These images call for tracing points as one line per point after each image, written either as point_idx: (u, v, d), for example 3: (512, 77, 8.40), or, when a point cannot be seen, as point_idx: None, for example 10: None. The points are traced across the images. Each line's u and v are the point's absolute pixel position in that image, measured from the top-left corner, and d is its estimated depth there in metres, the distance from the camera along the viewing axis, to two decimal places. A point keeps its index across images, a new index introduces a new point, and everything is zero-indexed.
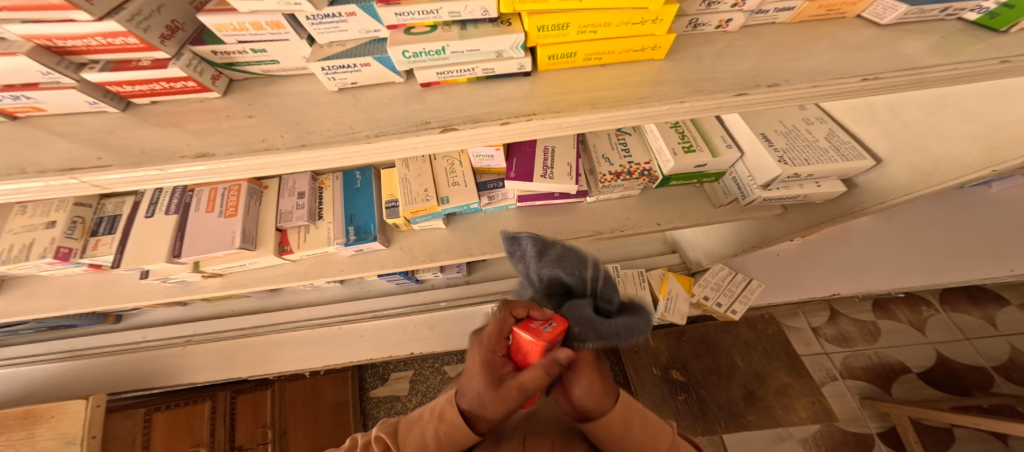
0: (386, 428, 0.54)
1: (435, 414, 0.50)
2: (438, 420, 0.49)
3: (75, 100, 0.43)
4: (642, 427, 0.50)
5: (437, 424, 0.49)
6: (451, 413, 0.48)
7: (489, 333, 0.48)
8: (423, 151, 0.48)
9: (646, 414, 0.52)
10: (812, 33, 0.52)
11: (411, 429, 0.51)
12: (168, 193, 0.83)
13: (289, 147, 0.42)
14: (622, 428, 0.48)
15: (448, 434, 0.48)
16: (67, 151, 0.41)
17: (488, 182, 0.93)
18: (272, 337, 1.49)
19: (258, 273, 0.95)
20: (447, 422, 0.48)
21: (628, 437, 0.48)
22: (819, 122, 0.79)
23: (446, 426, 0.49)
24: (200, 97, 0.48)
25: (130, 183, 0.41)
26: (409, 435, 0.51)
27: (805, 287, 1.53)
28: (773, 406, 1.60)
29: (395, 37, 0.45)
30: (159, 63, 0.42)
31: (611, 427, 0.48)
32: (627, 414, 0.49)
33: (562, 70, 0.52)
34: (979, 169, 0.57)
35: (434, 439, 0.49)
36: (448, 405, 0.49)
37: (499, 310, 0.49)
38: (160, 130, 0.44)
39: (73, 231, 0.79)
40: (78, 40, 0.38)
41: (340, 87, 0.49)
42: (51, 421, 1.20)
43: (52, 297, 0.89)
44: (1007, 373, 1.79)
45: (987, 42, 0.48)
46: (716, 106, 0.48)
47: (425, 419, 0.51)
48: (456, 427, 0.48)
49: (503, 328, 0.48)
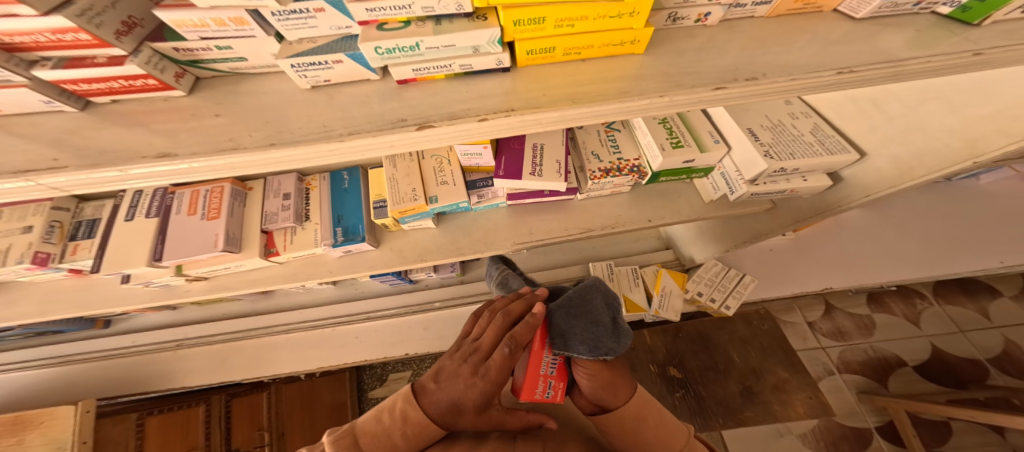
0: (340, 442, 0.53)
1: (398, 417, 0.53)
2: (403, 422, 0.53)
3: (30, 99, 0.42)
4: (655, 421, 0.58)
5: (402, 426, 0.53)
6: (418, 414, 0.53)
7: (492, 367, 0.52)
8: (401, 149, 0.47)
9: (662, 414, 0.60)
10: (790, 27, 0.51)
11: (373, 436, 0.53)
12: (149, 196, 0.82)
13: (258, 146, 0.41)
14: (636, 420, 0.57)
15: (414, 432, 0.53)
16: (24, 152, 0.40)
17: (477, 180, 0.92)
18: (265, 339, 1.48)
19: (246, 276, 0.94)
20: (415, 423, 0.53)
21: (642, 430, 0.57)
22: (805, 117, 0.78)
23: (413, 427, 0.53)
24: (164, 95, 0.47)
25: (91, 185, 0.40)
26: (370, 442, 0.53)
27: (797, 282, 1.47)
28: (770, 402, 1.58)
29: (366, 33, 0.44)
30: (116, 60, 0.41)
31: (624, 419, 0.57)
32: (641, 409, 0.58)
33: (541, 65, 0.51)
34: (961, 161, 0.59)
35: (401, 441, 0.53)
36: (411, 408, 0.53)
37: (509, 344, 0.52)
38: (124, 131, 0.43)
39: (51, 236, 0.78)
40: (25, 36, 0.37)
41: (314, 84, 0.48)
42: (40, 427, 1.19)
43: (34, 303, 0.88)
44: (1002, 365, 1.80)
45: (961, 36, 0.47)
46: (696, 101, 0.47)
47: (387, 423, 0.54)
48: (424, 425, 0.53)
49: (506, 364, 0.52)
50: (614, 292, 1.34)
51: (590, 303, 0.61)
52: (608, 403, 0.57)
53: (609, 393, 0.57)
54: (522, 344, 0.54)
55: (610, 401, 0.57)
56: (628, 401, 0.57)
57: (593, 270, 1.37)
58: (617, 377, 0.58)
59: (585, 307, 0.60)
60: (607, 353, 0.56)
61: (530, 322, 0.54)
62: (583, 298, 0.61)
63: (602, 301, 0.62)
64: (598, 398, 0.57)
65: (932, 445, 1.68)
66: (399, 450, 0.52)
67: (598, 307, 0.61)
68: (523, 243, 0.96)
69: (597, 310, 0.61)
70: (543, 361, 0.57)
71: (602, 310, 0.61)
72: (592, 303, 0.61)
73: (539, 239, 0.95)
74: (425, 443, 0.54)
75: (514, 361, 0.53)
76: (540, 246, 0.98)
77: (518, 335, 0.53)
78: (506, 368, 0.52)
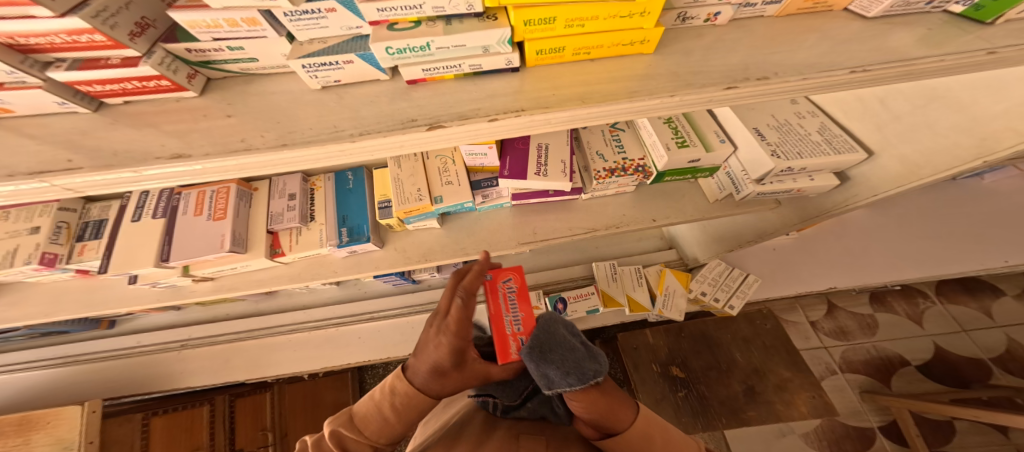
0: (340, 420, 0.58)
1: (387, 390, 0.57)
2: (392, 394, 0.57)
3: (43, 101, 0.42)
4: (662, 440, 0.55)
5: (391, 398, 0.57)
6: (404, 385, 0.57)
7: (452, 323, 0.55)
8: (411, 149, 0.47)
9: (669, 429, 0.57)
10: (799, 26, 0.51)
11: (367, 411, 0.57)
12: (155, 196, 0.82)
13: (270, 146, 0.41)
14: (644, 440, 0.54)
15: (403, 402, 0.56)
16: (37, 153, 0.40)
17: (482, 180, 0.92)
18: (269, 340, 1.48)
19: (252, 276, 0.94)
20: (401, 393, 0.56)
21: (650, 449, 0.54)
22: (811, 116, 0.78)
23: (401, 397, 0.56)
24: (176, 96, 0.47)
25: (104, 186, 0.40)
26: (366, 417, 0.57)
27: (801, 281, 1.48)
28: (773, 402, 1.58)
29: (377, 33, 0.44)
30: (129, 61, 0.41)
31: (632, 441, 0.53)
32: (647, 427, 0.54)
33: (550, 65, 0.51)
34: (971, 160, 0.57)
35: (391, 412, 0.56)
36: (398, 380, 0.58)
37: (460, 294, 0.57)
38: (136, 131, 0.43)
39: (58, 236, 0.78)
40: (41, 37, 0.37)
41: (323, 84, 0.48)
42: (47, 426, 1.19)
43: (40, 304, 0.88)
44: (1005, 365, 1.80)
45: (974, 34, 0.47)
46: (705, 100, 0.47)
47: (378, 398, 0.58)
48: (410, 394, 0.56)
49: (463, 315, 0.56)
50: (617, 292, 1.34)
51: (555, 333, 0.56)
52: (611, 428, 0.54)
53: (610, 418, 0.53)
54: (473, 292, 0.59)
55: (612, 426, 0.53)
56: (632, 422, 0.54)
57: (596, 271, 1.37)
58: (616, 398, 0.54)
59: (556, 341, 0.55)
60: (594, 377, 0.53)
61: (473, 273, 0.60)
62: (550, 332, 0.56)
63: (567, 328, 0.58)
64: (600, 423, 0.53)
65: (935, 445, 1.67)
66: (392, 422, 0.56)
67: (567, 334, 0.56)
68: (527, 243, 0.95)
69: (567, 338, 0.56)
70: (505, 321, 0.60)
71: (570, 336, 0.57)
72: (559, 333, 0.56)
73: (543, 238, 0.95)
74: (415, 413, 0.57)
75: (471, 310, 0.57)
76: (544, 246, 0.98)
77: (466, 283, 0.58)
78: (466, 319, 0.56)
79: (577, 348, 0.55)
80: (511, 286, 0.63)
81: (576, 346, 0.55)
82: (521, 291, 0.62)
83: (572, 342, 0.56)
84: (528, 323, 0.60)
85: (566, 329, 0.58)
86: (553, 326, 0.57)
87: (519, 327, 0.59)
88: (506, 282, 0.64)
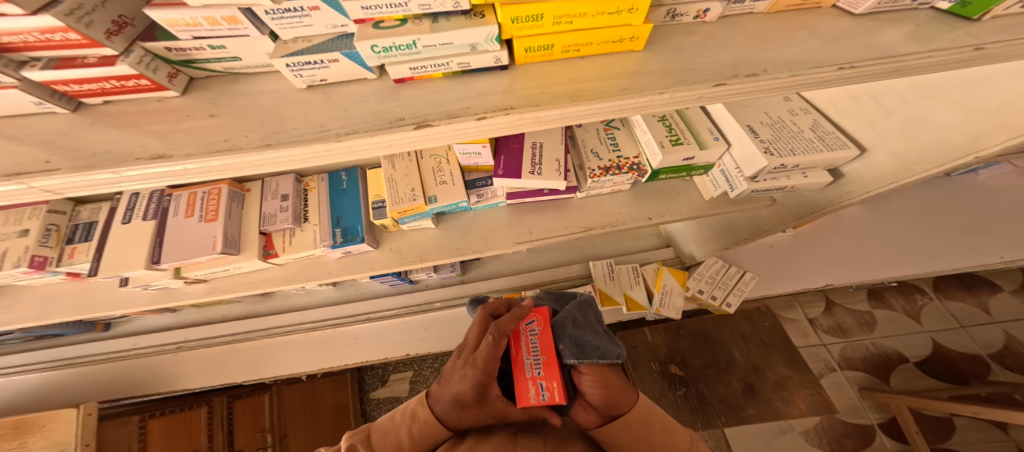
0: (357, 436, 0.59)
1: (406, 415, 0.59)
2: (411, 420, 0.58)
3: (20, 101, 0.42)
4: (660, 427, 0.58)
5: (409, 424, 0.58)
6: (424, 412, 0.58)
7: (482, 357, 0.53)
8: (399, 148, 0.47)
9: (666, 420, 0.60)
10: (789, 23, 0.51)
11: (385, 429, 0.59)
12: (146, 198, 0.81)
13: (253, 146, 0.41)
14: (643, 426, 0.57)
15: (420, 431, 0.57)
16: (16, 154, 0.40)
17: (477, 180, 0.92)
18: (265, 341, 1.47)
19: (245, 278, 0.93)
20: (421, 420, 0.57)
21: (649, 436, 0.57)
22: (804, 113, 0.78)
23: (419, 425, 0.57)
24: (157, 96, 0.46)
25: (84, 187, 0.40)
26: (383, 438, 0.58)
27: (797, 277, 1.49)
28: (773, 400, 1.56)
29: (363, 31, 0.43)
30: (106, 60, 0.41)
31: (632, 424, 0.56)
32: (646, 414, 0.58)
33: (539, 63, 0.50)
34: (961, 156, 0.59)
35: (407, 438, 0.57)
36: (420, 406, 0.59)
37: (491, 333, 0.54)
38: (117, 132, 0.43)
39: (47, 239, 0.78)
40: (13, 35, 0.37)
41: (309, 84, 0.48)
42: (42, 430, 1.18)
43: (32, 307, 0.88)
44: (1004, 361, 1.80)
45: (961, 30, 0.46)
46: (695, 98, 0.47)
47: (397, 421, 0.59)
48: (428, 423, 0.57)
49: (492, 352, 0.53)
50: (614, 291, 1.34)
51: (587, 318, 0.64)
52: (616, 409, 0.56)
53: (617, 397, 0.56)
54: (508, 332, 0.55)
55: (618, 407, 0.56)
56: (634, 405, 0.57)
57: (594, 270, 1.37)
58: (622, 380, 0.58)
59: (587, 323, 0.62)
60: (614, 359, 0.58)
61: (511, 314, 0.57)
62: (581, 314, 0.63)
63: (595, 316, 0.65)
64: (607, 404, 0.56)
65: (935, 442, 1.67)
66: (406, 448, 0.57)
67: (594, 322, 0.63)
68: (523, 242, 0.95)
69: (593, 325, 0.63)
70: (526, 364, 0.57)
71: (597, 324, 0.64)
72: (588, 320, 0.63)
73: (539, 238, 0.95)
74: (431, 444, 0.57)
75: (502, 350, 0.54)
76: (541, 245, 0.97)
77: (500, 323, 0.55)
78: (496, 356, 0.54)
79: (602, 336, 0.61)
80: (533, 330, 0.60)
81: (600, 333, 0.62)
82: (544, 334, 0.59)
83: (597, 329, 0.62)
84: (551, 366, 0.56)
85: (594, 318, 0.65)
86: (585, 311, 0.64)
87: (540, 371, 0.56)
88: (530, 325, 0.61)
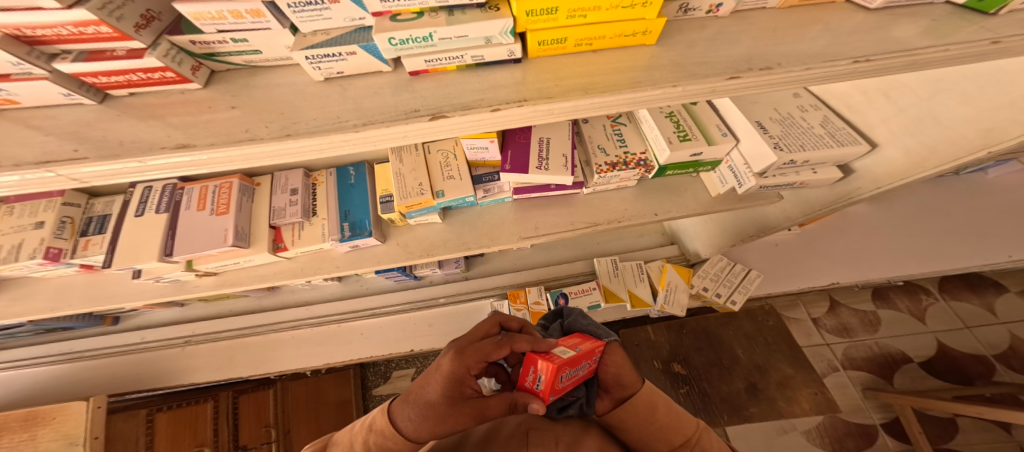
0: (319, 446, 0.60)
1: (364, 426, 0.56)
2: (368, 430, 0.55)
3: (50, 92, 0.42)
4: (665, 409, 0.59)
5: (367, 433, 0.54)
6: (381, 422, 0.53)
7: (469, 348, 0.51)
8: (414, 139, 0.47)
9: (670, 402, 0.60)
10: (803, 18, 0.51)
11: (343, 443, 0.57)
12: (159, 191, 0.82)
13: (274, 136, 0.41)
14: (649, 410, 0.57)
15: (377, 442, 0.52)
16: (43, 143, 0.40)
17: (483, 175, 0.90)
18: (272, 336, 1.49)
19: (253, 272, 0.94)
20: (377, 431, 0.53)
21: (654, 420, 0.57)
22: (814, 109, 0.78)
23: (375, 435, 0.53)
24: (181, 88, 0.47)
25: (111, 176, 0.41)
26: (341, 448, 0.57)
27: (803, 277, 1.49)
28: (775, 398, 1.57)
29: (381, 24, 0.44)
30: (135, 52, 0.42)
31: (638, 409, 0.57)
32: (651, 398, 0.58)
33: (553, 56, 0.51)
34: (976, 150, 0.58)
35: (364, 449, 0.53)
36: (379, 415, 0.54)
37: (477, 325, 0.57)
38: (141, 123, 0.43)
39: (62, 231, 0.79)
40: (48, 29, 0.38)
41: (326, 76, 0.48)
42: (53, 422, 1.20)
43: (46, 299, 0.89)
44: (1009, 362, 1.79)
45: (978, 25, 0.46)
46: (709, 91, 0.47)
47: (357, 431, 0.56)
48: (385, 435, 0.52)
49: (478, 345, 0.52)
50: (619, 287, 1.34)
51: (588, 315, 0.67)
52: (623, 392, 0.58)
53: (623, 378, 0.58)
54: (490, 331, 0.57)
55: (625, 388, 0.58)
56: (640, 388, 0.58)
57: (598, 267, 1.37)
58: (627, 361, 0.60)
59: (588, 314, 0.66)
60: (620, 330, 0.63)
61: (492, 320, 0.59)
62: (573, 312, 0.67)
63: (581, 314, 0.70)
64: (617, 386, 0.58)
65: (938, 442, 1.67)
66: None
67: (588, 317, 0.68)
68: (529, 237, 0.95)
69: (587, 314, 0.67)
70: (579, 374, 0.54)
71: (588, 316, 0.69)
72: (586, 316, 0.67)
73: (545, 233, 0.95)
74: None
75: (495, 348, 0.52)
76: (546, 240, 0.97)
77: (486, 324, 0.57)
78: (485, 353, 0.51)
79: None
80: (566, 373, 0.50)
81: None
82: (572, 361, 0.51)
83: None
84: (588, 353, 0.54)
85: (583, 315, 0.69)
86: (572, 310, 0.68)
87: (588, 362, 0.54)
88: (563, 374, 0.50)
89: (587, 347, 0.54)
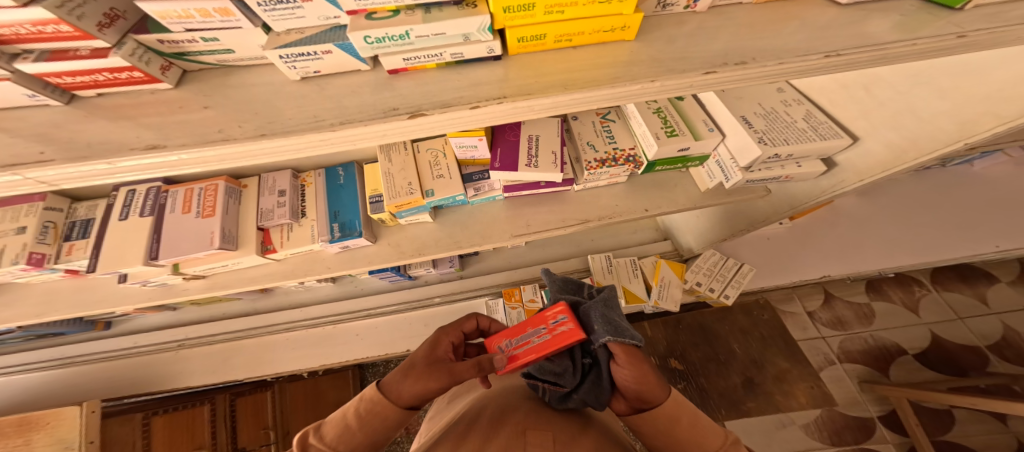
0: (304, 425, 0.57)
1: (356, 396, 0.55)
2: (360, 398, 0.54)
3: (14, 93, 0.42)
4: (689, 421, 0.55)
5: (359, 401, 0.54)
6: (373, 390, 0.53)
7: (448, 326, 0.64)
8: (395, 137, 0.47)
9: (696, 413, 0.56)
10: (779, 13, 0.51)
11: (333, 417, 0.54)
12: (143, 194, 0.82)
13: (248, 136, 0.41)
14: (671, 423, 0.54)
15: (368, 408, 0.52)
16: (11, 146, 0.40)
17: (474, 173, 0.91)
18: (267, 338, 1.48)
19: (244, 274, 0.94)
20: (369, 398, 0.53)
21: (675, 433, 0.54)
22: (797, 104, 0.77)
23: (367, 402, 0.53)
24: (151, 88, 0.47)
25: (80, 178, 0.41)
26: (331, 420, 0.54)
27: (796, 270, 1.47)
28: (773, 393, 1.59)
29: (356, 22, 0.43)
30: (98, 52, 0.41)
31: (659, 421, 0.54)
32: (676, 411, 0.54)
33: (532, 52, 0.51)
34: (953, 141, 0.60)
35: (355, 417, 0.52)
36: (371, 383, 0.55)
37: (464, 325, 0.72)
38: (112, 124, 0.43)
39: (45, 236, 0.78)
40: (5, 27, 0.37)
41: (303, 75, 0.48)
42: (47, 427, 1.19)
43: (33, 304, 0.88)
44: (1002, 352, 1.81)
45: (946, 19, 0.47)
46: (687, 85, 0.47)
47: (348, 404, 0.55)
48: (376, 399, 0.52)
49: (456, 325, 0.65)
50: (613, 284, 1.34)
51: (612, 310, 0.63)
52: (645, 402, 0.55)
53: (646, 393, 0.54)
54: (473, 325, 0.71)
55: (646, 400, 0.55)
56: (663, 402, 0.55)
57: (592, 263, 1.37)
58: (651, 374, 0.55)
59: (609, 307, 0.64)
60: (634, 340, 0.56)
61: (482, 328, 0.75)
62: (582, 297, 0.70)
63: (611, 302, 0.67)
64: (635, 396, 0.55)
65: (936, 434, 1.68)
66: (354, 428, 0.52)
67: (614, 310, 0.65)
68: (520, 235, 0.95)
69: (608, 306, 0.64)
70: (534, 339, 0.63)
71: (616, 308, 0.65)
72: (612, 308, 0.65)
73: (538, 230, 0.95)
74: (381, 424, 0.52)
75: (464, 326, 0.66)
76: (539, 237, 0.97)
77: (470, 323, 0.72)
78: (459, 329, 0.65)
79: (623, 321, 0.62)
80: (507, 343, 0.66)
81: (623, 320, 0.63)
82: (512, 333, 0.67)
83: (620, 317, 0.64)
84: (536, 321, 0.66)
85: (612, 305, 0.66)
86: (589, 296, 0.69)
87: (541, 328, 0.64)
88: (506, 343, 0.66)
89: (534, 319, 0.67)
